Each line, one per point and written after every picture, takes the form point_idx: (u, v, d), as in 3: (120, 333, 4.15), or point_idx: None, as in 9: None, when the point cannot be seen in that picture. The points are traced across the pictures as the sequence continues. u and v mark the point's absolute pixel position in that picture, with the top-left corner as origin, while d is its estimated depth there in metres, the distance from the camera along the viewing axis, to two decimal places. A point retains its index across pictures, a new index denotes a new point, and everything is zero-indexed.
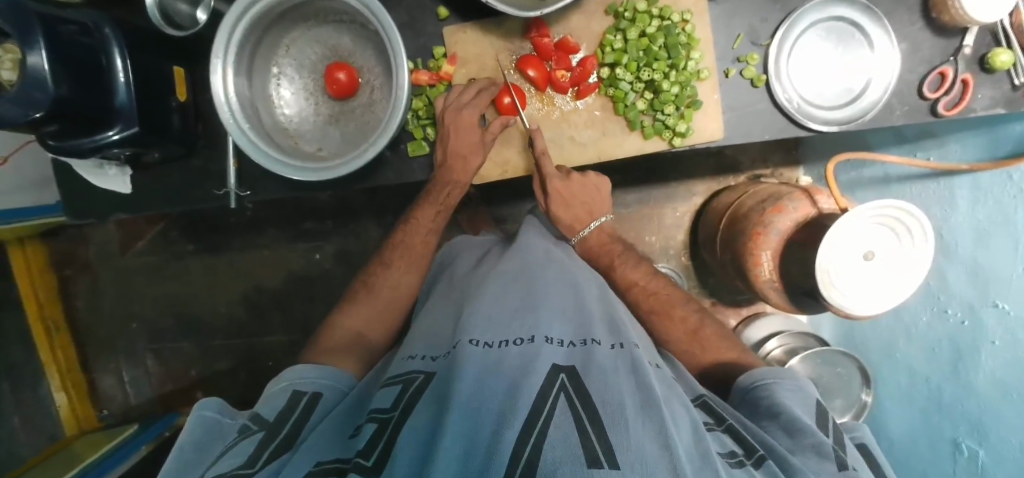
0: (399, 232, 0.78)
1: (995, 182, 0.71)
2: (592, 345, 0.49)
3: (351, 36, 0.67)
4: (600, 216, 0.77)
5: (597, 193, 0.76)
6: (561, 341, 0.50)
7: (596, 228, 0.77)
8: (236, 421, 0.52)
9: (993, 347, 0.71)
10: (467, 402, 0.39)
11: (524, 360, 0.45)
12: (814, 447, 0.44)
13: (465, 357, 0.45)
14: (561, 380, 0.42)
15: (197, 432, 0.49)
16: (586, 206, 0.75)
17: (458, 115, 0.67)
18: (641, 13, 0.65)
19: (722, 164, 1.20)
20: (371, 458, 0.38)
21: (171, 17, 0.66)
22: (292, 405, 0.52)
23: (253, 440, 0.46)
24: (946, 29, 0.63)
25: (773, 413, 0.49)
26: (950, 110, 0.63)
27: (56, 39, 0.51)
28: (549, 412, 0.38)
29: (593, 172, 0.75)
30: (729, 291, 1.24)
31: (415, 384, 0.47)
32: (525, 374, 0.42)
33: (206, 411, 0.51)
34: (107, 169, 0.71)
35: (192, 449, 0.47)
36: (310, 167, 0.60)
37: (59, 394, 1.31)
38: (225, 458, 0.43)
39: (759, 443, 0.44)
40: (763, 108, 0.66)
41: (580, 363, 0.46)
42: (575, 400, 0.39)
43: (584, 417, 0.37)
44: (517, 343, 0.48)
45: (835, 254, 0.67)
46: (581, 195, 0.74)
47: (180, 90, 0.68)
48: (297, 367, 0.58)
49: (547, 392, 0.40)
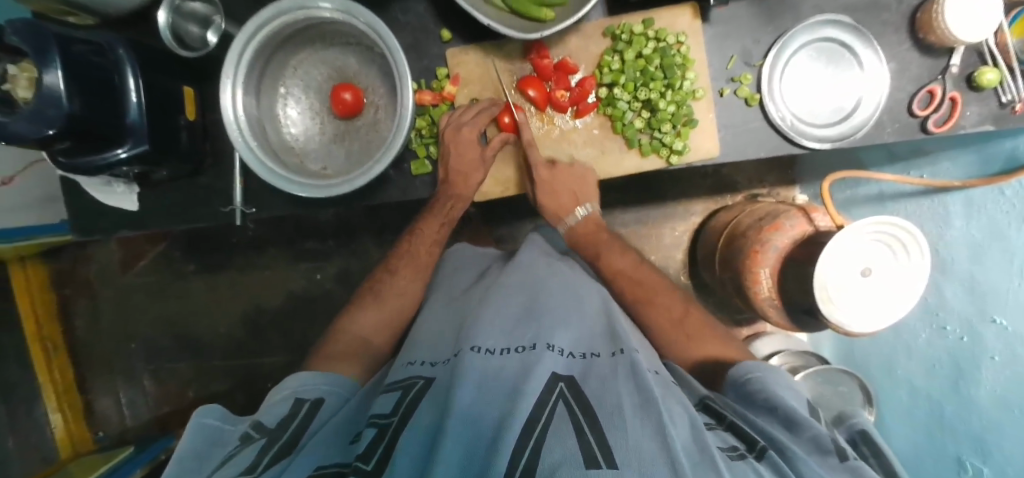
0: (404, 244, 0.79)
1: (987, 198, 0.73)
2: (592, 357, 0.50)
3: (357, 58, 0.69)
4: (586, 205, 0.74)
5: (583, 184, 0.72)
6: (562, 349, 0.50)
7: (581, 216, 0.75)
8: (237, 428, 0.51)
9: (992, 362, 0.71)
10: (467, 407, 0.39)
11: (524, 367, 0.45)
12: (813, 439, 0.44)
13: (465, 363, 0.45)
14: (561, 387, 0.43)
15: (196, 440, 0.48)
16: (571, 195, 0.73)
17: (459, 134, 0.68)
18: (638, 35, 0.67)
19: (719, 184, 1.22)
20: (371, 462, 0.38)
21: (183, 38, 0.69)
22: (294, 412, 0.52)
23: (254, 447, 0.46)
24: (933, 50, 0.65)
25: (771, 407, 0.49)
26: (940, 127, 0.65)
27: (71, 58, 0.53)
28: (548, 416, 0.38)
29: (578, 164, 0.71)
30: (729, 310, 1.24)
31: (415, 390, 0.47)
32: (525, 380, 0.42)
33: (207, 419, 0.51)
34: (116, 186, 0.73)
35: (193, 458, 0.47)
36: (315, 185, 0.61)
37: (55, 416, 1.28)
38: (227, 465, 0.43)
39: (759, 435, 0.44)
40: (757, 127, 0.68)
41: (579, 373, 0.46)
42: (574, 405, 0.40)
43: (582, 421, 0.38)
44: (518, 351, 0.49)
45: (834, 269, 0.67)
46: (567, 185, 0.72)
47: (189, 109, 0.70)
48: (300, 375, 0.59)
49: (547, 399, 0.40)
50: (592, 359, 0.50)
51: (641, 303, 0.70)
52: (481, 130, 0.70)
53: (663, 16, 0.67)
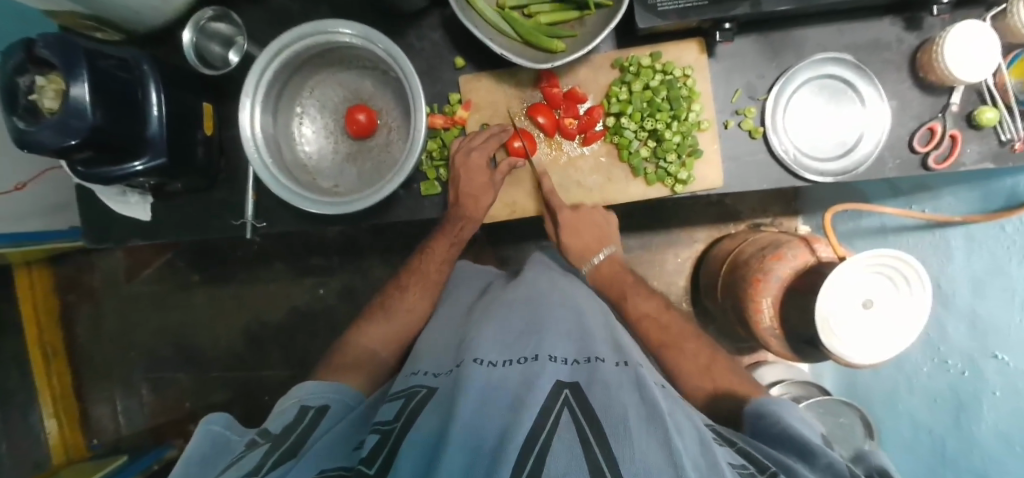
0: (417, 260, 0.80)
1: (989, 234, 0.74)
2: (596, 363, 0.50)
3: (372, 81, 0.71)
4: (608, 246, 0.75)
5: (606, 227, 0.74)
6: (565, 360, 0.51)
7: (604, 258, 0.75)
8: (244, 438, 0.51)
9: (994, 398, 0.72)
10: (472, 419, 0.39)
11: (527, 379, 0.46)
12: (829, 467, 0.44)
13: (470, 373, 0.47)
14: (565, 394, 0.43)
15: (202, 451, 0.48)
16: (596, 236, 0.74)
17: (468, 158, 0.70)
18: (646, 67, 0.69)
19: (723, 213, 1.23)
20: (373, 466, 0.40)
21: (206, 57, 0.72)
22: (299, 418, 0.53)
23: (259, 451, 0.46)
24: (934, 89, 0.67)
25: (779, 436, 0.49)
26: (940, 164, 0.66)
27: (98, 72, 0.55)
28: (553, 424, 0.39)
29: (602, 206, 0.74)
30: (731, 339, 1.24)
31: (418, 398, 0.49)
32: (529, 392, 0.43)
33: (213, 425, 0.51)
34: (129, 197, 0.74)
35: (200, 461, 0.47)
36: (327, 202, 0.63)
37: (50, 422, 1.27)
38: (233, 467, 0.44)
39: (769, 460, 0.45)
40: (762, 158, 0.69)
41: (583, 379, 0.47)
42: (579, 416, 0.40)
43: (587, 430, 0.38)
44: (522, 362, 0.50)
45: (836, 303, 0.68)
46: (590, 228, 0.73)
47: (207, 124, 0.72)
48: (306, 384, 0.60)
49: (552, 407, 0.41)
50: (597, 364, 0.50)
51: (647, 328, 0.69)
52: (490, 155, 0.71)
53: (671, 50, 0.69)
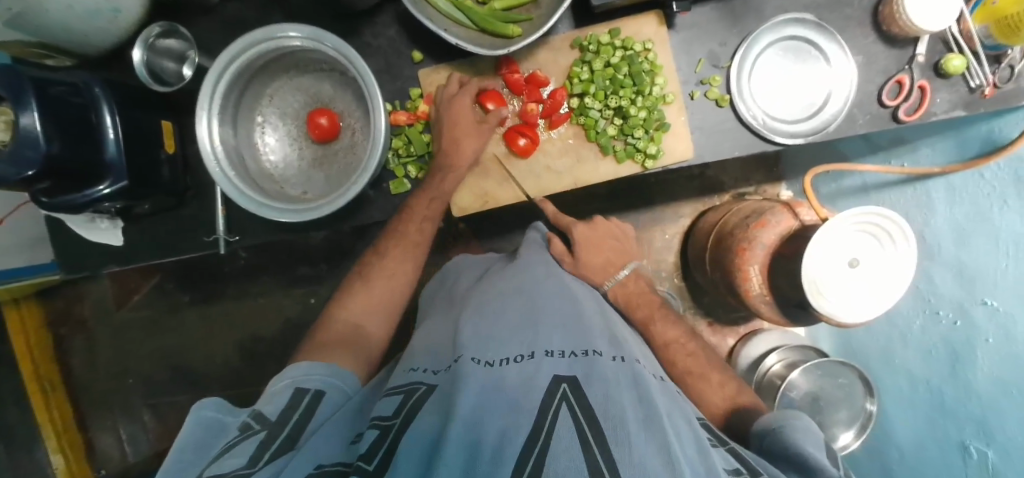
0: (394, 220, 0.74)
1: (967, 182, 0.74)
2: (593, 357, 0.50)
3: (331, 84, 0.71)
4: (629, 262, 0.82)
5: (622, 241, 0.84)
6: (562, 353, 0.50)
7: (628, 272, 0.81)
8: (237, 419, 0.51)
9: (988, 346, 0.70)
10: (470, 417, 0.39)
11: (524, 377, 0.45)
12: None
13: (465, 373, 0.46)
14: (563, 390, 0.42)
15: (194, 433, 0.48)
16: (613, 252, 0.82)
17: (453, 103, 0.69)
18: (605, 45, 0.68)
19: (706, 185, 1.23)
20: (372, 463, 0.40)
21: (159, 73, 0.71)
22: (295, 404, 0.52)
23: (253, 439, 0.45)
24: (898, 41, 0.66)
25: (788, 455, 0.49)
26: (911, 115, 0.66)
27: (49, 100, 0.54)
28: (553, 421, 0.38)
29: (617, 220, 0.86)
30: (725, 310, 1.24)
31: (416, 395, 0.48)
32: (526, 393, 0.42)
33: (206, 410, 0.50)
34: (100, 223, 0.73)
35: (194, 449, 0.47)
36: (293, 209, 0.62)
37: (56, 456, 1.26)
38: (226, 456, 0.43)
39: (759, 466, 0.46)
40: (730, 127, 0.69)
41: (582, 373, 0.46)
42: (576, 409, 0.39)
43: (587, 429, 0.37)
44: (517, 360, 0.48)
45: (822, 262, 0.68)
46: (610, 242, 0.83)
47: (168, 142, 0.70)
48: (300, 365, 0.58)
49: (549, 404, 0.40)
50: (594, 357, 0.49)
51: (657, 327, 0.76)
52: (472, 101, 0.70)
53: (630, 25, 0.68)
